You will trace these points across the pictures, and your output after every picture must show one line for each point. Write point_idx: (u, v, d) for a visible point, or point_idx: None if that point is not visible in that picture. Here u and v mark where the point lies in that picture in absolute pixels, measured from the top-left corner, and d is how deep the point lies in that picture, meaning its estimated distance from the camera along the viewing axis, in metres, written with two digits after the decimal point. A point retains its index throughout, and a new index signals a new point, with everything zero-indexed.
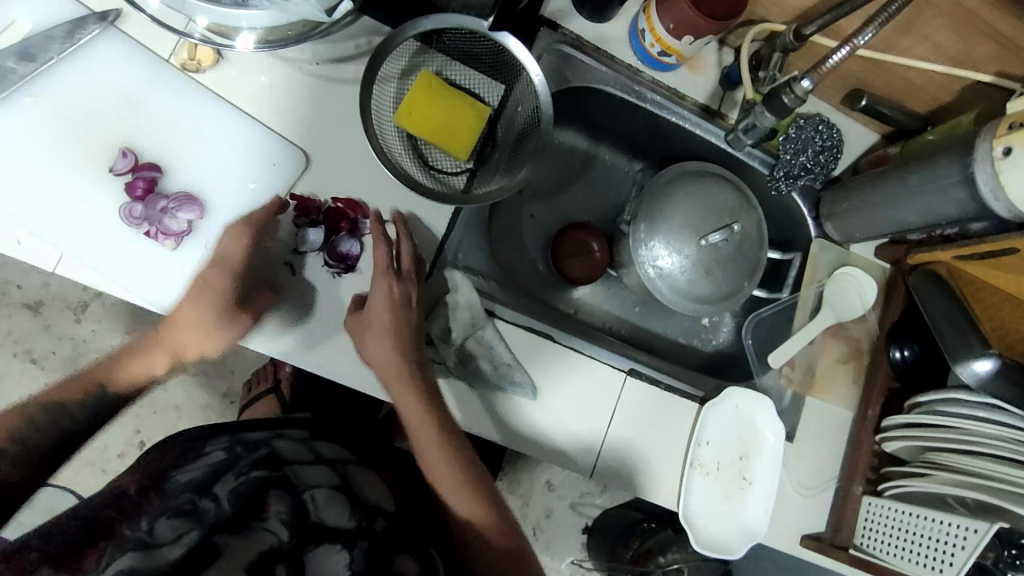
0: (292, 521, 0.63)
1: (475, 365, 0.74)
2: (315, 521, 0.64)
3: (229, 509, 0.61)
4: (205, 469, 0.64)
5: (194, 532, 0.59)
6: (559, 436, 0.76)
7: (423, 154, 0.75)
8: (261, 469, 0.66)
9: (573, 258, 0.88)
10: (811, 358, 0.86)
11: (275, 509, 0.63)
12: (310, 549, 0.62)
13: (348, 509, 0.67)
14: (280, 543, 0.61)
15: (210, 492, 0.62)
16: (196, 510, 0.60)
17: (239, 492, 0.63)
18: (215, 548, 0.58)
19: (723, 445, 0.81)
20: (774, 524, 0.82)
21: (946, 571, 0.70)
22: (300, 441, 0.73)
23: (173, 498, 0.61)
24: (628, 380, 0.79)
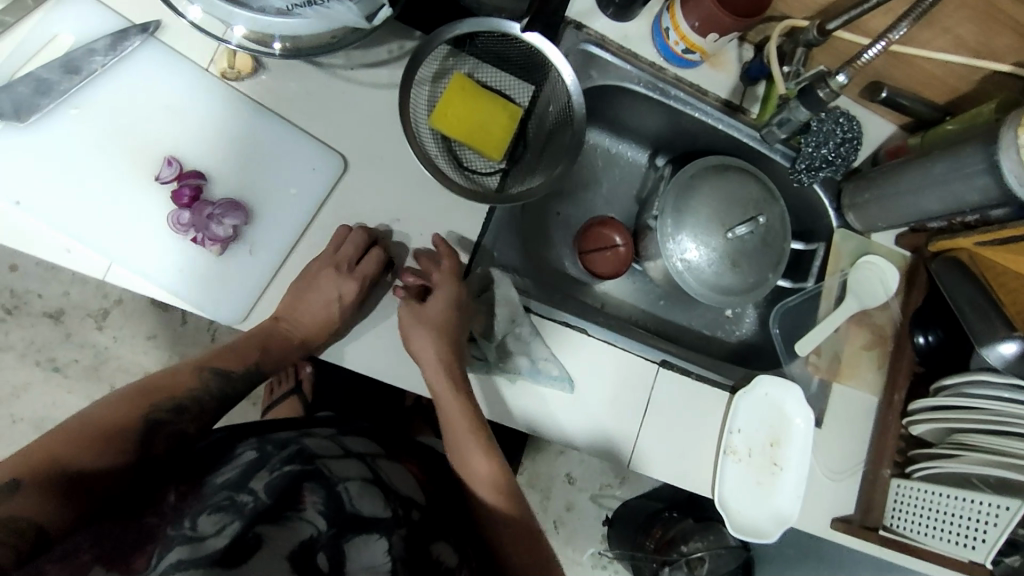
0: (328, 511, 0.58)
1: (513, 361, 0.76)
2: (351, 511, 0.59)
3: (267, 499, 0.57)
4: (241, 468, 0.61)
5: (236, 523, 0.53)
6: (596, 427, 0.78)
7: (458, 156, 0.76)
8: (294, 464, 0.62)
9: (595, 252, 0.90)
10: (837, 346, 0.88)
11: (311, 501, 0.58)
12: (350, 538, 0.58)
13: (382, 500, 0.63)
14: (321, 533, 0.56)
15: (246, 487, 0.58)
16: (234, 504, 0.55)
17: (275, 484, 0.59)
18: (257, 540, 0.52)
19: (755, 432, 0.83)
20: (804, 508, 0.84)
21: (979, 548, 0.73)
22: (327, 435, 0.70)
23: (211, 498, 0.57)
24: (660, 371, 0.81)
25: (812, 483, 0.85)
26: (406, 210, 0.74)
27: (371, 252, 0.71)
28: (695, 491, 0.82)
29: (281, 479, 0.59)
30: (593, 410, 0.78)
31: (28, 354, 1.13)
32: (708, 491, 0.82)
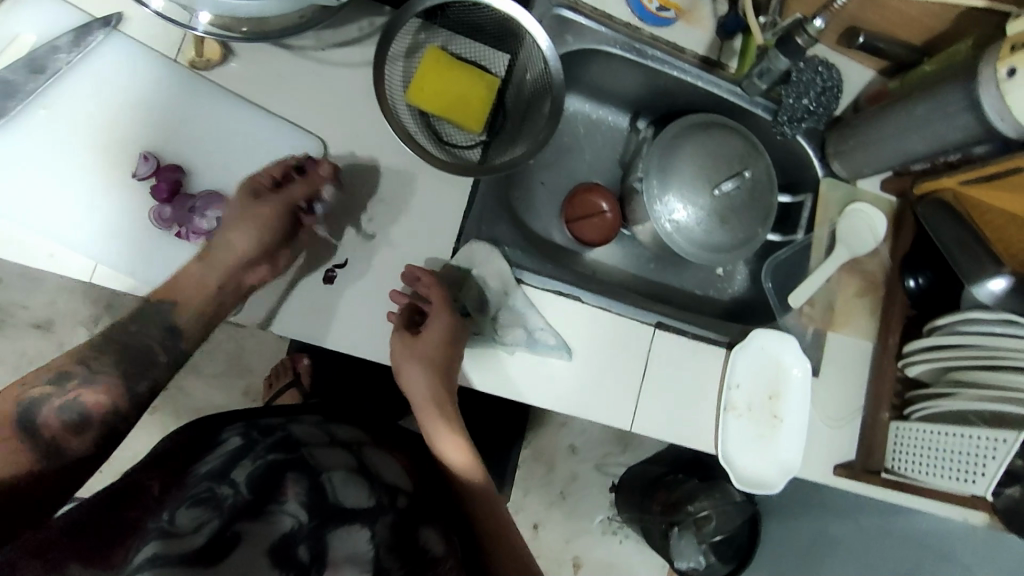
0: (310, 503, 0.58)
1: (510, 335, 0.76)
2: (333, 502, 0.59)
3: (247, 493, 0.56)
4: (223, 458, 0.61)
5: (214, 522, 0.52)
6: (596, 393, 0.79)
7: (437, 131, 0.75)
8: (277, 453, 0.63)
9: (584, 220, 0.89)
10: (830, 295, 0.88)
11: (293, 492, 0.58)
12: (333, 529, 0.57)
13: (366, 488, 0.63)
14: (301, 525, 0.56)
15: (226, 478, 0.58)
16: (214, 498, 0.55)
17: (256, 477, 0.58)
18: (235, 537, 0.52)
19: (754, 386, 0.84)
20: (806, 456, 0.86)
21: (979, 482, 0.73)
22: (314, 423, 0.72)
23: (191, 489, 0.57)
24: (656, 333, 0.82)
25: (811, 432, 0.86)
26: (388, 188, 0.73)
27: (274, 167, 0.70)
28: (699, 448, 0.83)
29: (263, 471, 0.59)
30: (593, 378, 0.79)
31: (20, 366, 1.12)
32: (713, 447, 0.83)
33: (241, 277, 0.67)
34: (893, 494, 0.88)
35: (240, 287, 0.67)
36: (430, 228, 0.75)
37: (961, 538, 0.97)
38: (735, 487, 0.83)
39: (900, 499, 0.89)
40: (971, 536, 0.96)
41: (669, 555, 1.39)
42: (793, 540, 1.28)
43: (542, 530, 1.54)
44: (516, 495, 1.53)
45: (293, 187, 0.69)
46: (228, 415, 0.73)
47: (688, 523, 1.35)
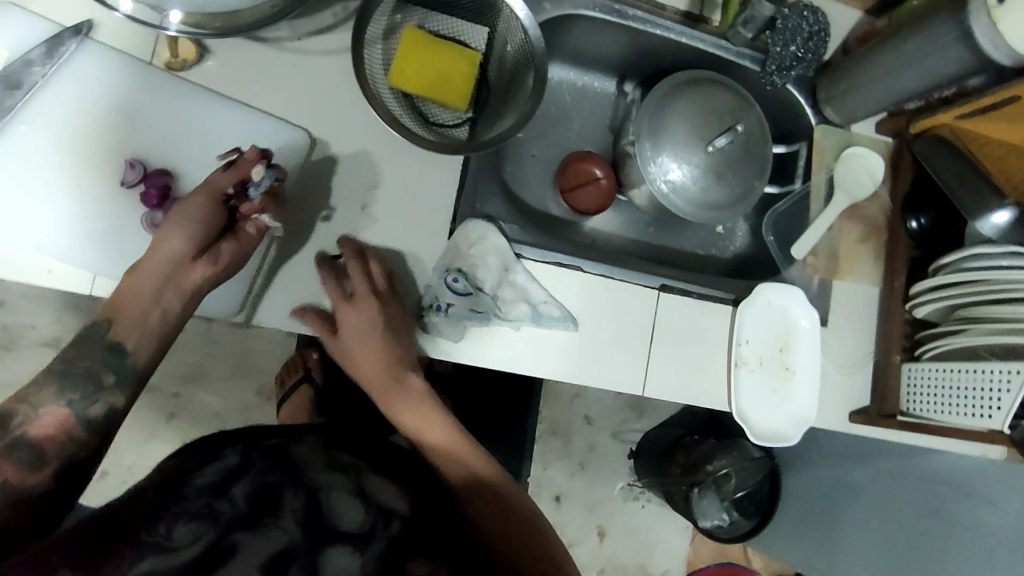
0: (304, 522, 0.57)
1: (514, 309, 0.75)
2: (328, 523, 0.58)
3: (243, 507, 0.56)
4: (221, 471, 0.60)
5: (210, 534, 0.53)
6: (605, 361, 0.79)
7: (422, 111, 0.74)
8: (273, 475, 0.61)
9: (578, 188, 0.89)
10: (833, 243, 0.87)
11: (290, 510, 0.57)
12: (328, 549, 0.56)
13: (362, 509, 0.61)
14: (297, 542, 0.55)
15: (225, 495, 0.57)
16: (212, 512, 0.55)
17: (254, 492, 0.58)
18: (230, 549, 0.53)
19: (764, 340, 0.84)
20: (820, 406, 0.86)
21: (995, 416, 0.73)
22: (316, 446, 0.69)
23: (189, 499, 0.56)
24: (661, 296, 0.81)
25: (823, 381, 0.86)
26: (378, 175, 0.73)
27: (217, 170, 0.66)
28: (713, 406, 0.82)
29: (257, 488, 0.58)
30: (600, 346, 0.79)
31: None
32: (728, 404, 0.83)
33: (180, 277, 0.64)
34: (908, 436, 0.88)
35: (181, 287, 0.64)
36: (425, 211, 0.74)
37: (980, 473, 0.97)
38: (752, 442, 0.83)
39: (915, 441, 0.89)
40: (990, 470, 0.96)
41: (692, 516, 1.37)
42: (813, 489, 1.29)
43: (564, 502, 1.56)
44: (536, 470, 1.55)
45: (218, 176, 0.65)
46: (226, 433, 0.69)
47: (710, 482, 1.36)
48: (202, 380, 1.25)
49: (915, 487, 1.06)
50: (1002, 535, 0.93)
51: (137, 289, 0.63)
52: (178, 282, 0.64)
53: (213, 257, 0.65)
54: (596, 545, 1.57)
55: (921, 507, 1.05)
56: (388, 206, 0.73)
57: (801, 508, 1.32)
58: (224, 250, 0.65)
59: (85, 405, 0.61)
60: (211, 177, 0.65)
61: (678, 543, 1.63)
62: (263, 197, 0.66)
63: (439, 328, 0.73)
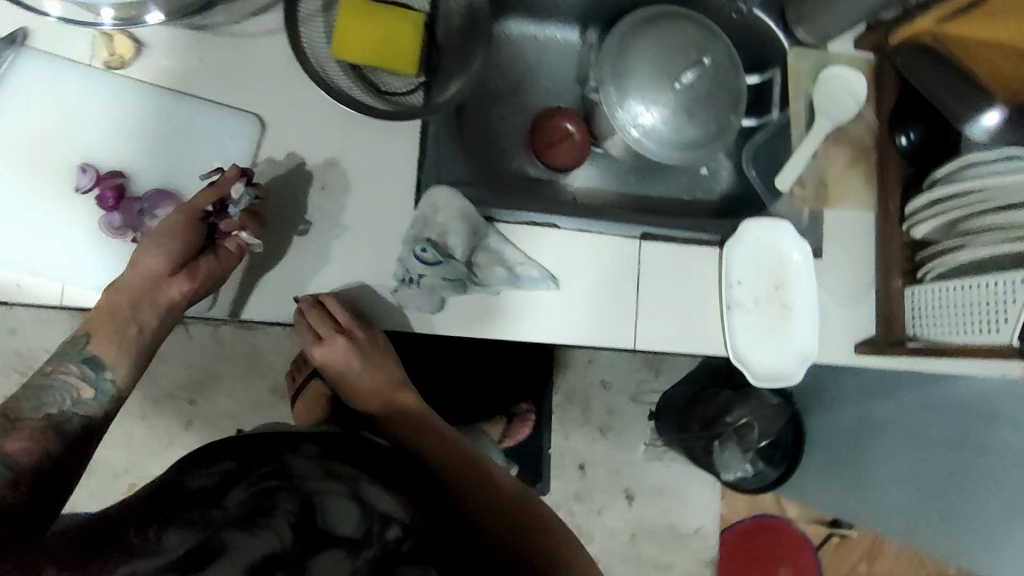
0: (298, 524, 0.52)
1: (489, 274, 0.73)
2: (321, 527, 0.53)
3: (236, 511, 0.52)
4: (216, 479, 0.56)
5: (196, 538, 0.50)
6: (592, 317, 0.77)
7: (373, 81, 0.72)
8: (272, 480, 0.57)
9: (551, 145, 0.87)
10: (819, 171, 0.84)
11: (284, 511, 0.53)
12: (318, 556, 0.51)
13: (359, 514, 0.56)
14: (285, 548, 0.50)
15: (220, 502, 0.53)
16: (202, 518, 0.51)
17: (247, 497, 0.54)
18: (217, 549, 0.49)
19: (756, 278, 0.80)
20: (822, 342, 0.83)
21: (1004, 329, 0.69)
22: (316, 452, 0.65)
23: (180, 508, 0.52)
24: (643, 245, 0.79)
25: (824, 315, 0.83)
26: (335, 153, 0.71)
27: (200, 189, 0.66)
28: (710, 353, 0.80)
29: (251, 493, 0.54)
30: (585, 302, 0.77)
31: None
32: (725, 348, 0.80)
33: (158, 292, 0.65)
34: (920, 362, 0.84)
35: (157, 302, 0.65)
36: (388, 184, 0.72)
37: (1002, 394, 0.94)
38: (754, 385, 0.80)
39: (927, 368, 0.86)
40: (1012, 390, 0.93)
41: (715, 469, 1.37)
42: (837, 430, 1.26)
43: (589, 468, 1.55)
44: (557, 440, 1.54)
45: (196, 195, 0.66)
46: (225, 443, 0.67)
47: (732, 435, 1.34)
48: (211, 384, 1.26)
49: (938, 416, 1.03)
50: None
51: (115, 304, 0.64)
52: (155, 296, 0.65)
53: (189, 272, 0.66)
54: (626, 509, 1.56)
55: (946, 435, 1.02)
56: (349, 184, 0.71)
57: (826, 450, 1.30)
58: (202, 266, 0.66)
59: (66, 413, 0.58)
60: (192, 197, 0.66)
61: (709, 500, 1.61)
62: (245, 214, 0.68)
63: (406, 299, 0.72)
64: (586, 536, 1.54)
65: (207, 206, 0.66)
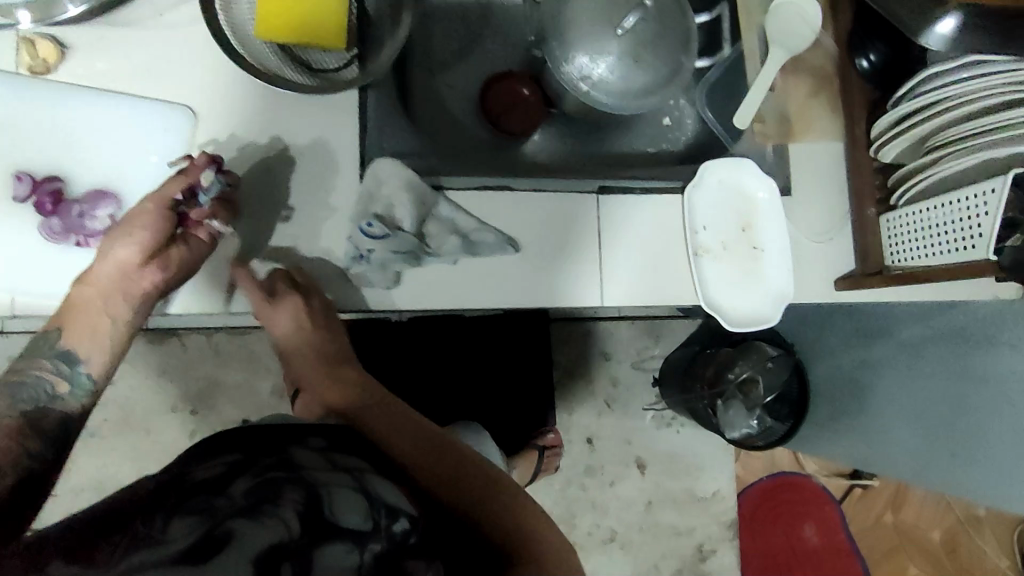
0: (305, 513, 0.49)
1: (443, 243, 0.72)
2: (328, 517, 0.49)
3: (241, 500, 0.50)
4: (223, 469, 0.54)
5: (200, 527, 0.47)
6: (555, 277, 0.75)
7: (303, 59, 0.71)
8: (277, 470, 0.54)
9: (508, 111, 0.87)
10: (780, 104, 0.81)
11: (289, 499, 0.50)
12: (325, 546, 0.47)
13: (366, 506, 0.52)
14: (291, 537, 0.47)
15: (223, 491, 0.51)
16: (209, 506, 0.49)
17: (252, 486, 0.51)
18: (224, 536, 0.46)
19: (722, 221, 0.78)
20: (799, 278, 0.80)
21: (978, 244, 0.66)
22: (322, 442, 0.61)
23: (186, 499, 0.50)
24: (601, 199, 0.76)
25: (798, 251, 0.80)
26: (275, 137, 0.70)
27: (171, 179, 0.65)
28: (680, 302, 0.78)
29: (255, 485, 0.51)
30: (546, 263, 0.75)
31: None
32: (698, 297, 0.77)
33: (131, 284, 0.63)
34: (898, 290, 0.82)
35: (131, 294, 0.63)
36: (334, 162, 0.72)
37: (995, 316, 0.92)
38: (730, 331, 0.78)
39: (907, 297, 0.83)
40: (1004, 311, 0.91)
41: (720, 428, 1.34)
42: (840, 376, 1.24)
43: (598, 441, 1.53)
44: (563, 415, 1.53)
45: (169, 182, 0.65)
46: (226, 430, 0.64)
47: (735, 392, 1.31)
48: (207, 390, 1.27)
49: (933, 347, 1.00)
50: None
51: (89, 299, 0.62)
52: (128, 288, 0.63)
53: (162, 261, 0.64)
54: (639, 479, 1.55)
55: (943, 367, 0.99)
56: (293, 166, 0.71)
57: (828, 399, 1.27)
58: (174, 255, 0.64)
59: (43, 412, 0.58)
60: (164, 185, 0.65)
61: (723, 462, 1.59)
62: (216, 202, 0.67)
63: (369, 279, 0.71)
64: (602, 510, 1.53)
65: (178, 193, 0.64)
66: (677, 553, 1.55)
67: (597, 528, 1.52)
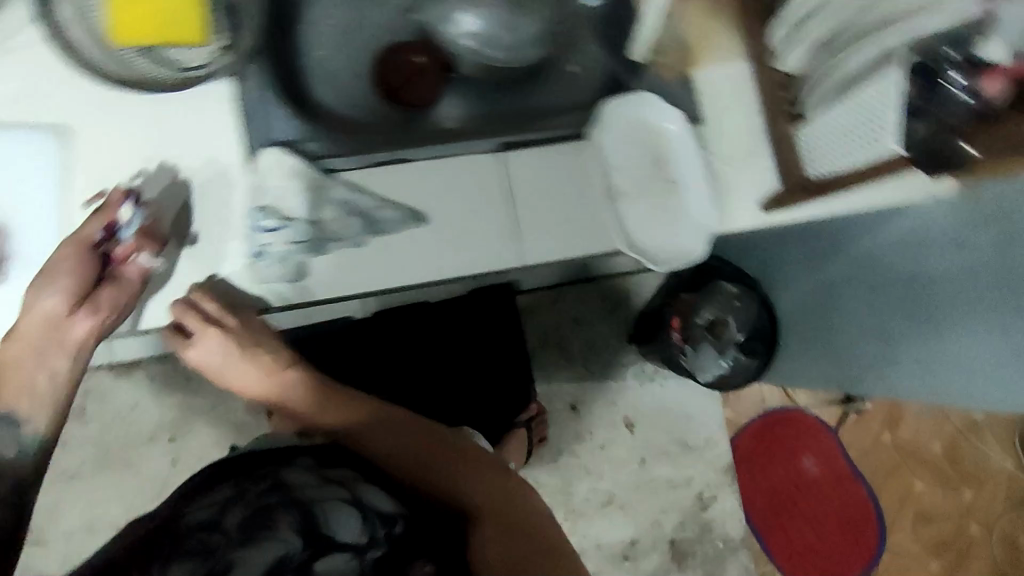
0: (300, 531, 0.69)
1: (359, 222, 0.78)
2: (323, 533, 0.69)
3: (236, 533, 0.68)
4: (212, 509, 0.72)
5: (206, 563, 0.66)
6: (471, 241, 0.79)
7: (169, 59, 0.82)
8: (269, 495, 0.72)
9: (411, 79, 0.87)
10: (678, 32, 0.78)
11: (284, 522, 0.69)
12: (320, 555, 0.67)
13: (356, 517, 0.71)
14: (291, 554, 0.67)
15: (221, 526, 0.69)
16: (208, 546, 0.68)
17: (250, 517, 0.69)
18: (228, 563, 0.66)
19: (631, 164, 0.80)
20: (725, 206, 0.80)
21: (879, 140, 0.65)
22: (309, 464, 0.79)
23: (188, 538, 0.69)
24: (510, 160, 0.80)
25: (719, 178, 0.80)
26: None
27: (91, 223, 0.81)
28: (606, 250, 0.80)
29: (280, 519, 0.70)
30: (461, 229, 0.79)
31: None
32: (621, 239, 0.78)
33: (63, 333, 0.82)
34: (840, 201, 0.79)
35: (65, 343, 0.83)
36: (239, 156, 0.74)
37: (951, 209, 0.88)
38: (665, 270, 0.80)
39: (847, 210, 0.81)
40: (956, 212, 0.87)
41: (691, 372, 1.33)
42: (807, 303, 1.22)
43: (582, 407, 1.52)
44: (543, 386, 1.51)
45: (89, 225, 0.80)
46: (227, 461, 0.81)
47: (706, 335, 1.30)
48: None
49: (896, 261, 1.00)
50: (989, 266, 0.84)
51: (28, 357, 0.81)
52: (60, 335, 0.82)
53: (93, 305, 0.82)
54: (629, 438, 1.53)
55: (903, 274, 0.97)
56: None
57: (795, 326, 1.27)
58: (104, 296, 0.81)
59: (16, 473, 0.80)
60: (82, 229, 0.81)
61: (713, 410, 1.57)
62: (135, 233, 0.81)
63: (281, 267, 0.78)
64: (596, 474, 1.52)
65: (97, 234, 0.81)
66: (677, 505, 1.54)
67: (593, 493, 1.52)
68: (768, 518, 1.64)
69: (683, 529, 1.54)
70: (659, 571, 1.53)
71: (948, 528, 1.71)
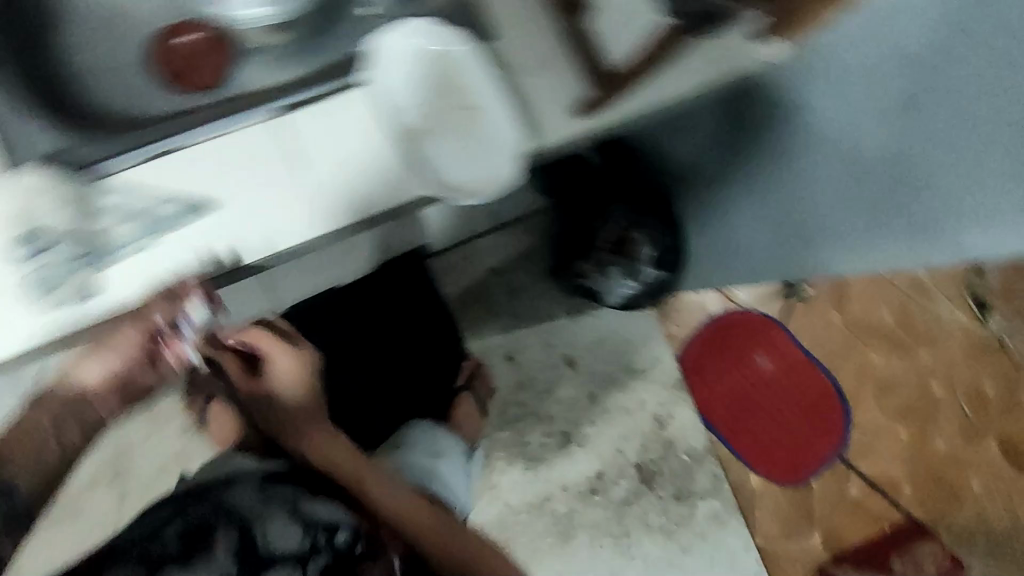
0: (237, 553, 0.78)
1: (135, 232, 0.66)
2: (261, 553, 0.79)
3: (174, 548, 0.77)
4: (154, 524, 0.81)
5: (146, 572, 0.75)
6: (259, 219, 0.67)
7: None
8: (210, 514, 0.81)
9: (189, 63, 0.81)
10: None
11: (222, 546, 0.78)
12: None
13: (298, 535, 0.80)
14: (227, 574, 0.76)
15: (158, 537, 0.78)
16: (147, 553, 0.77)
17: (184, 538, 0.78)
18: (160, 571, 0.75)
19: (421, 93, 0.69)
20: (532, 118, 0.71)
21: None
22: (251, 484, 0.85)
23: (128, 552, 0.77)
24: (290, 119, 0.69)
25: (519, 91, 0.71)
26: None
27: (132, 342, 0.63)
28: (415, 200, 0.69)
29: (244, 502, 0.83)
30: (240, 213, 0.67)
31: None
32: (420, 184, 0.69)
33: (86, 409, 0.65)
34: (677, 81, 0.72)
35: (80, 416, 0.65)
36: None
37: (830, 59, 0.95)
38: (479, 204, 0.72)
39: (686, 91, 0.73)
40: (846, 67, 0.94)
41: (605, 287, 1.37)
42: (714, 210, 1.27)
43: (519, 356, 1.50)
44: (475, 344, 1.49)
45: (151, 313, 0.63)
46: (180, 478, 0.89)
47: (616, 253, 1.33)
48: None
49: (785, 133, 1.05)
50: (886, 117, 0.93)
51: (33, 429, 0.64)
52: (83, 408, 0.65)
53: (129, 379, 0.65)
54: (573, 375, 1.51)
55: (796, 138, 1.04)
56: None
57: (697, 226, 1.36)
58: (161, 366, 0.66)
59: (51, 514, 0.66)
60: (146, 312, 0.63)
61: (651, 329, 1.55)
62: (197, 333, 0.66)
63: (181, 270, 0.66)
64: (547, 418, 1.50)
65: (160, 324, 0.63)
66: (634, 430, 1.53)
67: (548, 437, 1.50)
68: (729, 423, 1.63)
69: (645, 453, 1.53)
70: (630, 500, 1.52)
71: (911, 393, 1.71)
